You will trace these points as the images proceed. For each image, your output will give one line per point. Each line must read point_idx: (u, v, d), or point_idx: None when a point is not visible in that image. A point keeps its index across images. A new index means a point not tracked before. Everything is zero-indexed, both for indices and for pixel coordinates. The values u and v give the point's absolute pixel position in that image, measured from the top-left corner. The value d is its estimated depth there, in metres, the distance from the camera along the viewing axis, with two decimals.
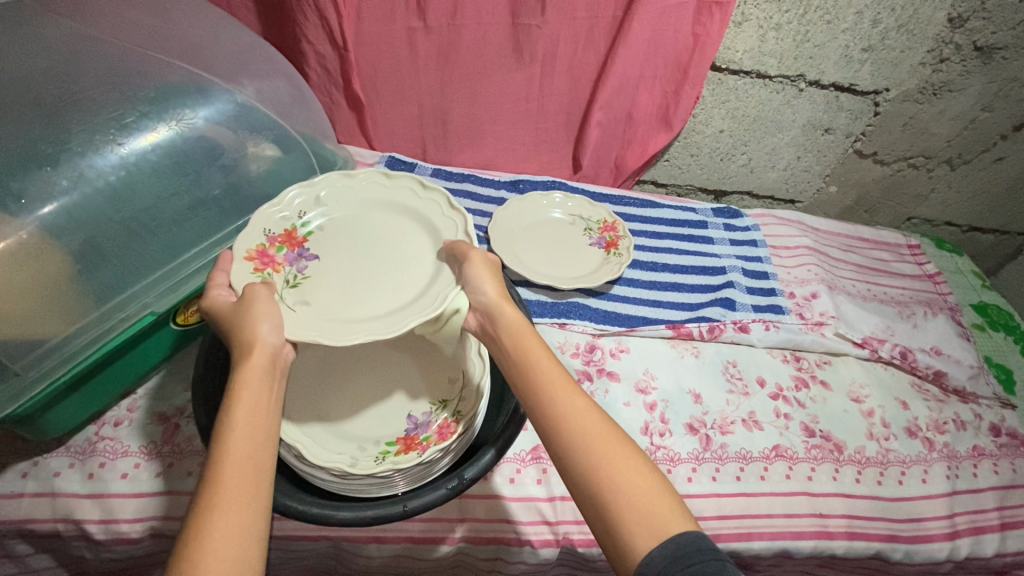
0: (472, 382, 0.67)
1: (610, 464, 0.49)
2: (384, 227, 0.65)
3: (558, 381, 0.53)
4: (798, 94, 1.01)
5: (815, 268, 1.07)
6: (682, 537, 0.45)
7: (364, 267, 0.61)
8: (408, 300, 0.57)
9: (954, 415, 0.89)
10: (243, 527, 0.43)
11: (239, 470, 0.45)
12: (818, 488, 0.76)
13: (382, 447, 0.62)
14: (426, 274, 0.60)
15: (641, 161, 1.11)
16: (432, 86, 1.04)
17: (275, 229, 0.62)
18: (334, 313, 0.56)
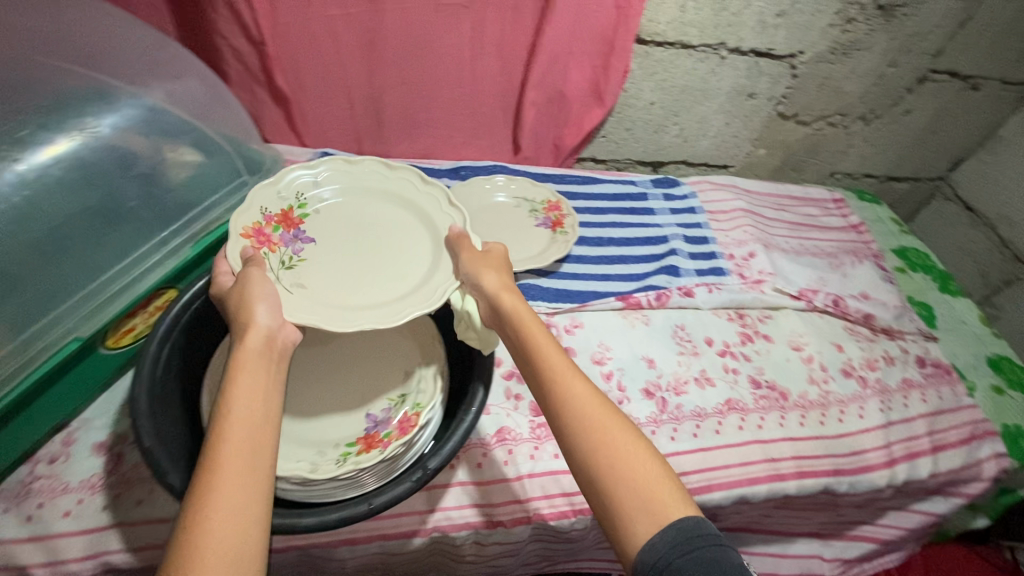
0: (430, 374, 0.66)
1: (610, 448, 0.50)
2: (382, 215, 0.72)
3: (561, 369, 0.54)
4: (721, 62, 1.04)
5: (750, 229, 1.12)
6: (684, 522, 0.46)
7: (359, 254, 0.68)
8: (402, 291, 0.64)
9: (883, 353, 0.96)
10: (243, 501, 0.43)
11: (239, 445, 0.45)
12: (767, 435, 0.81)
13: (343, 449, 0.61)
14: (419, 268, 0.67)
15: (579, 138, 1.13)
16: (360, 77, 1.01)
17: (271, 208, 0.67)
18: (330, 298, 0.63)
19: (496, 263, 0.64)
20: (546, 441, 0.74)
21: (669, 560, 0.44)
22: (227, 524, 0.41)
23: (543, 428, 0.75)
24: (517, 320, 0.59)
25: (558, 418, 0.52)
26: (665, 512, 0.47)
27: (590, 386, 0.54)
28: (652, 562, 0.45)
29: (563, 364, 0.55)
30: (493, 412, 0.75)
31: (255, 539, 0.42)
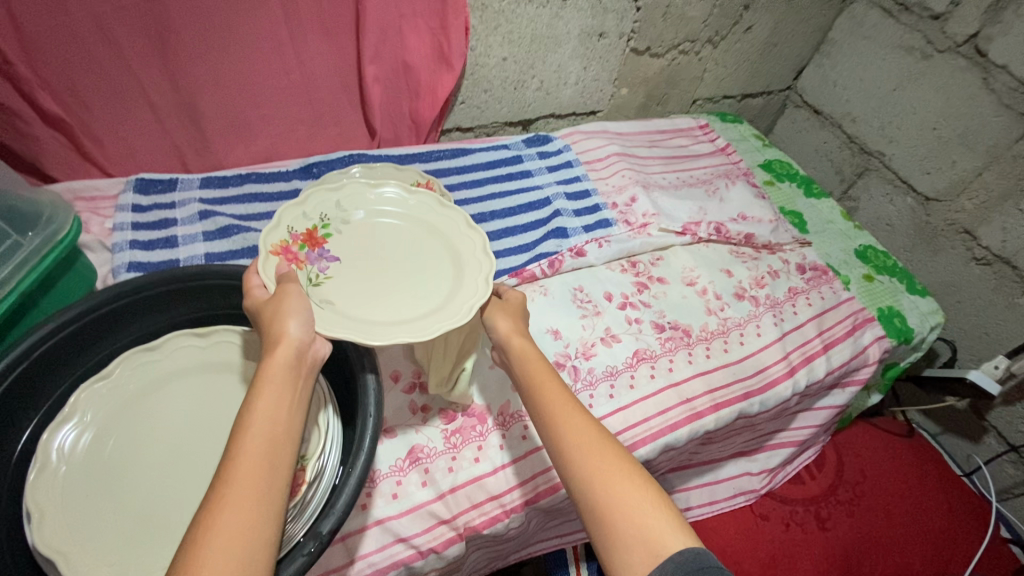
0: (313, 419, 0.59)
1: (609, 478, 0.51)
2: (402, 233, 0.71)
3: (560, 404, 0.56)
4: (563, 4, 0.99)
5: (628, 173, 1.11)
6: (680, 555, 0.46)
7: (380, 270, 0.67)
8: (430, 308, 0.63)
9: (768, 268, 1.00)
10: (245, 543, 0.39)
11: (251, 473, 0.42)
12: (679, 377, 0.81)
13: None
14: (445, 283, 0.66)
15: (436, 109, 1.02)
16: (158, 82, 0.84)
17: (297, 228, 0.66)
18: (358, 315, 0.61)
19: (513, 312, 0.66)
20: (463, 447, 0.69)
21: None
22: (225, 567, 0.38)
23: (457, 435, 0.69)
24: (525, 361, 0.61)
25: (558, 452, 0.53)
26: (662, 545, 0.47)
27: (591, 421, 0.55)
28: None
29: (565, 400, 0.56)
30: (400, 434, 0.68)
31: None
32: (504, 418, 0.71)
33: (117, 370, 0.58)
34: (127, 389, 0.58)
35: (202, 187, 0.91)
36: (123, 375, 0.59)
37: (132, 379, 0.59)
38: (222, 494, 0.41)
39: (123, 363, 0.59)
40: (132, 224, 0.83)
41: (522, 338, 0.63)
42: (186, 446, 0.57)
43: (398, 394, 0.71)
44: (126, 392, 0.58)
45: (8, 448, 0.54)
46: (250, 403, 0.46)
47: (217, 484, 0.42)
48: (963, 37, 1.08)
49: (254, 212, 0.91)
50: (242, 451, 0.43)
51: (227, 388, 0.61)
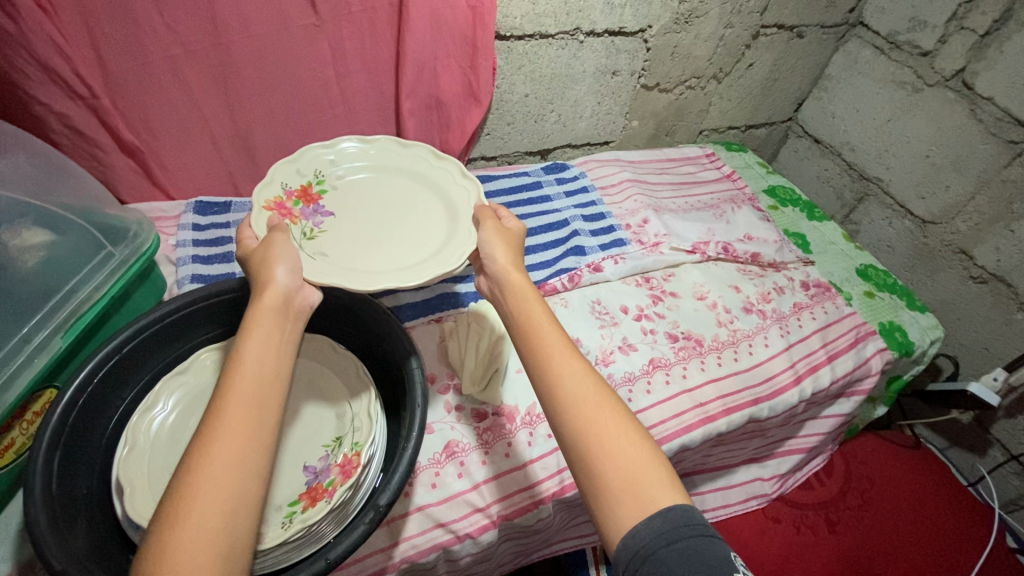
0: (363, 411, 0.66)
1: (600, 427, 0.55)
2: (392, 190, 0.89)
3: (556, 350, 0.60)
4: (580, 46, 1.09)
5: (639, 197, 1.19)
6: (670, 512, 0.52)
7: (371, 221, 0.85)
8: (417, 254, 0.81)
9: (773, 285, 1.07)
10: (244, 459, 0.46)
11: (244, 395, 0.49)
12: (692, 383, 0.87)
13: (287, 510, 0.58)
14: (427, 233, 0.84)
15: (464, 140, 1.12)
16: (220, 115, 0.95)
17: (291, 186, 0.83)
18: (355, 257, 0.79)
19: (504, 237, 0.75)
20: (495, 443, 0.75)
21: (655, 545, 0.50)
22: (228, 477, 0.45)
23: (489, 432, 0.76)
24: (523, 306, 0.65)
25: (553, 397, 0.58)
26: (653, 501, 0.52)
27: (589, 369, 0.60)
28: (635, 545, 0.51)
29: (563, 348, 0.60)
30: (437, 429, 0.75)
31: (248, 496, 0.45)
32: (530, 417, 0.78)
33: (191, 366, 0.67)
34: (198, 384, 0.66)
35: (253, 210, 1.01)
36: (197, 371, 0.67)
37: (204, 375, 0.67)
38: (221, 419, 0.47)
39: (196, 361, 0.67)
40: (193, 242, 0.92)
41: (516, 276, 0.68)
42: None
43: (434, 393, 0.78)
44: (198, 387, 0.66)
45: (98, 432, 0.61)
46: (241, 344, 0.53)
47: (215, 411, 0.48)
48: (951, 72, 1.16)
49: None
50: (237, 379, 0.50)
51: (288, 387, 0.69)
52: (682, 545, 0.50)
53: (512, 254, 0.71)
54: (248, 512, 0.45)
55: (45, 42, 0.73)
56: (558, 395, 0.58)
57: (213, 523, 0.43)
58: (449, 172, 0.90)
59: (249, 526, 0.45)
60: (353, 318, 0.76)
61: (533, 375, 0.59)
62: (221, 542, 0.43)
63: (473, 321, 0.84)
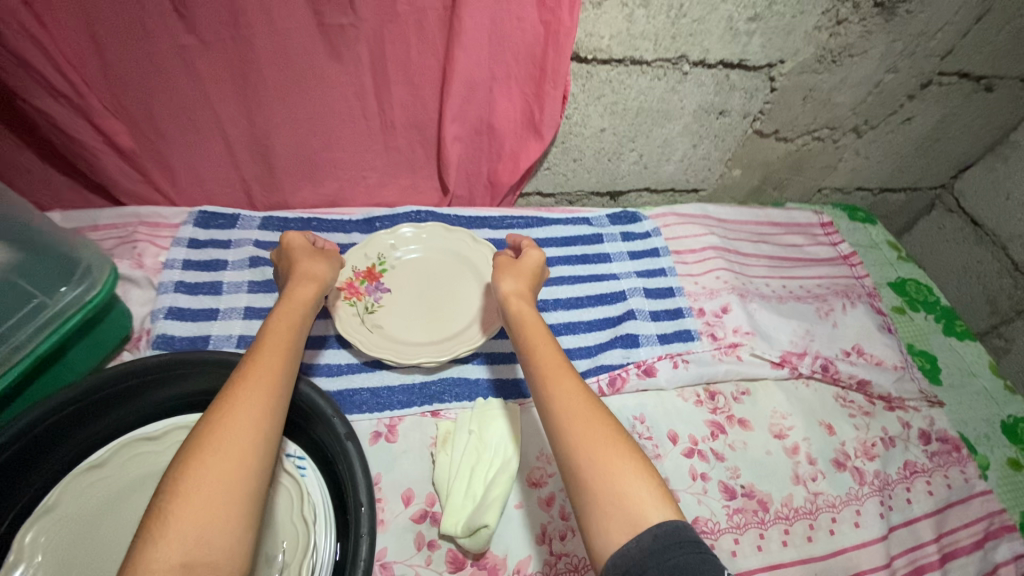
0: (296, 565, 0.52)
1: (585, 436, 0.52)
2: (443, 266, 0.85)
3: (550, 365, 0.59)
4: (683, 78, 0.85)
5: (724, 274, 0.95)
6: (661, 528, 0.45)
7: (422, 298, 0.81)
8: (457, 329, 0.77)
9: (881, 431, 0.81)
10: (266, 412, 0.48)
11: (273, 358, 0.53)
12: (742, 565, 0.67)
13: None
14: (469, 309, 0.80)
15: (516, 175, 0.92)
16: (235, 118, 0.81)
17: (360, 266, 0.82)
18: (400, 337, 0.76)
19: (526, 286, 0.71)
20: None
21: (644, 565, 0.43)
22: (246, 427, 0.46)
23: None
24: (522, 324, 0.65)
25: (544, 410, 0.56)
26: (643, 514, 0.47)
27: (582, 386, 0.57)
28: (627, 567, 0.44)
29: (554, 363, 0.59)
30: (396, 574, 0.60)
31: (264, 449, 0.46)
32: None
33: (110, 459, 0.55)
34: (112, 486, 0.55)
35: (262, 227, 0.88)
36: (115, 467, 0.55)
37: (124, 473, 0.55)
38: (245, 375, 0.50)
39: (115, 454, 0.56)
40: (183, 263, 0.80)
41: (520, 301, 0.68)
42: None
43: (405, 520, 0.63)
44: (109, 490, 0.54)
45: None
46: (268, 322, 0.58)
47: (239, 370, 0.51)
48: None
49: None
50: (267, 345, 0.54)
51: None
52: (670, 565, 0.43)
53: (522, 278, 0.71)
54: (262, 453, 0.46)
55: (18, 34, 0.62)
56: (546, 407, 0.56)
57: (233, 466, 0.44)
58: (492, 248, 0.87)
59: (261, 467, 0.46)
60: (310, 424, 0.59)
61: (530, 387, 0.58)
62: (237, 489, 0.43)
63: (475, 431, 0.68)
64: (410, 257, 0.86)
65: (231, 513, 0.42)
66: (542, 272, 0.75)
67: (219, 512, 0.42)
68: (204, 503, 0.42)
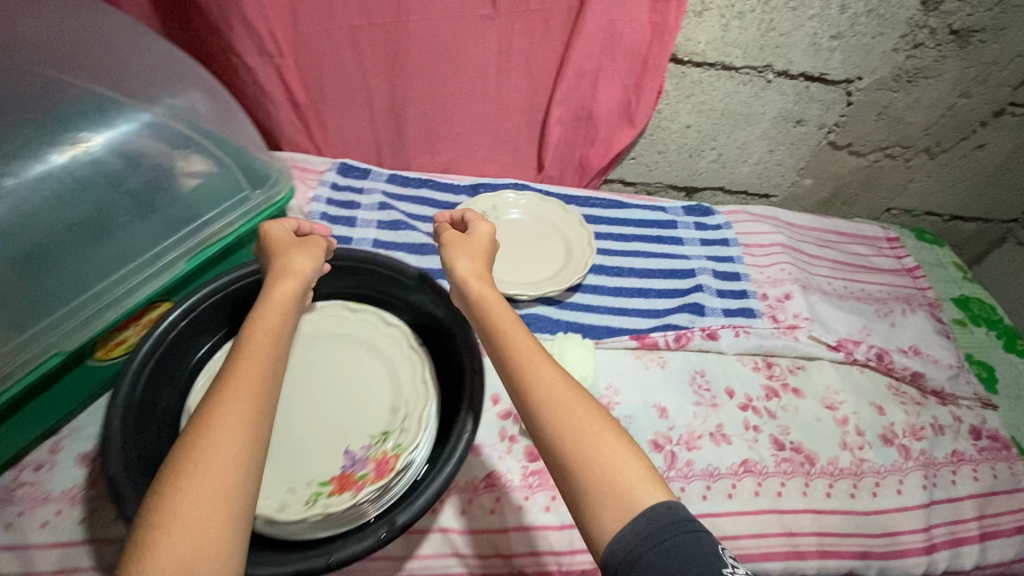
0: (416, 413, 0.64)
1: (579, 430, 0.51)
2: (536, 226, 0.98)
3: (529, 352, 0.56)
4: (766, 86, 0.97)
5: (788, 267, 1.03)
6: (654, 511, 0.47)
7: (516, 248, 0.94)
8: (546, 276, 0.90)
9: (932, 419, 0.86)
10: (246, 429, 0.45)
11: (254, 365, 0.49)
12: (786, 505, 0.73)
13: (315, 488, 0.58)
14: (556, 262, 0.93)
15: (606, 160, 1.05)
16: (381, 87, 0.98)
17: None
18: (497, 276, 0.90)
19: (483, 263, 0.67)
20: (538, 491, 0.69)
21: (638, 551, 0.45)
22: (228, 441, 0.44)
23: (536, 476, 0.70)
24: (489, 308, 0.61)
25: (530, 404, 0.53)
26: (637, 499, 0.48)
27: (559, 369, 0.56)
28: (622, 551, 0.46)
29: (529, 345, 0.56)
30: (485, 454, 0.71)
31: (248, 466, 0.44)
32: None
33: None
34: None
35: (388, 181, 1.04)
36: None
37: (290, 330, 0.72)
38: (223, 387, 0.47)
39: None
40: (327, 200, 0.97)
41: (481, 282, 0.63)
42: (306, 401, 0.66)
43: (492, 415, 0.75)
44: None
45: (182, 363, 0.66)
46: (253, 321, 0.54)
47: (217, 383, 0.48)
48: None
49: (420, 213, 1.01)
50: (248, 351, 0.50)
51: (348, 362, 0.70)
52: (666, 545, 0.45)
53: (476, 254, 0.66)
54: (250, 471, 0.44)
55: None
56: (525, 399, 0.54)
57: (215, 489, 0.42)
58: (580, 217, 0.99)
59: (249, 485, 0.43)
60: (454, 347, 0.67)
61: (510, 381, 0.55)
62: (219, 516, 0.41)
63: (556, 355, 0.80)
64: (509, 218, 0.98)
65: (218, 539, 0.40)
66: (494, 242, 0.71)
67: (206, 537, 0.40)
68: (188, 531, 0.39)
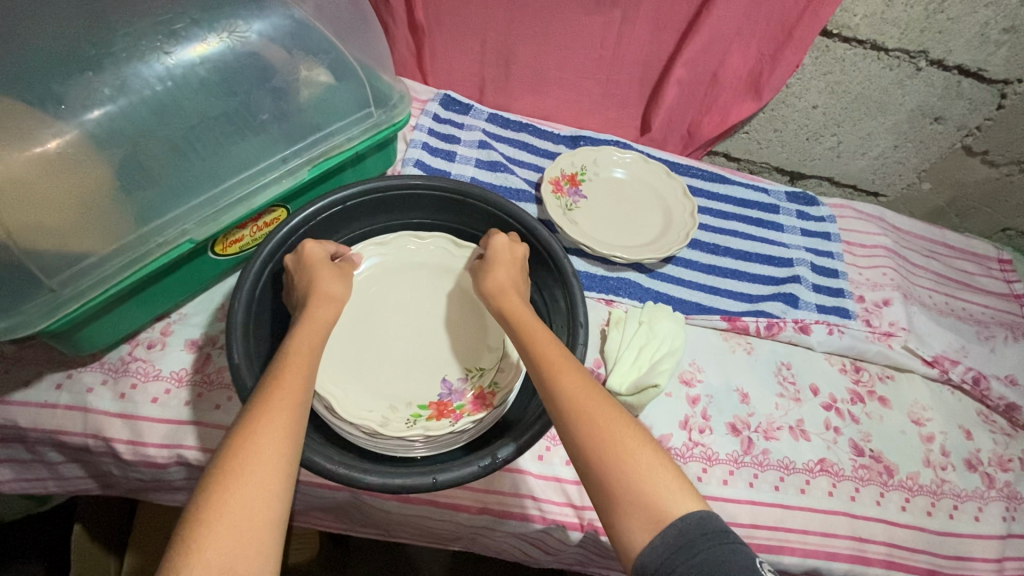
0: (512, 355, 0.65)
1: (608, 434, 0.49)
2: (635, 190, 0.94)
3: (556, 356, 0.55)
4: (914, 74, 0.89)
5: (891, 272, 0.97)
6: (686, 522, 0.45)
7: (613, 210, 0.91)
8: (641, 243, 0.87)
9: (1020, 453, 0.82)
10: (289, 433, 0.46)
11: (296, 373, 0.50)
12: (859, 510, 0.72)
13: (415, 410, 0.62)
14: (653, 230, 0.89)
15: (718, 131, 1.00)
16: (498, 20, 0.92)
17: (566, 170, 0.93)
18: (593, 234, 0.87)
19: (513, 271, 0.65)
20: None
21: (669, 566, 0.44)
22: (273, 445, 0.44)
23: None
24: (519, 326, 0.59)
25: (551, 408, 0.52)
26: (665, 510, 0.46)
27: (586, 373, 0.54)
28: (653, 565, 0.44)
29: (556, 353, 0.54)
30: None
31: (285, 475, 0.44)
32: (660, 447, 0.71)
33: (390, 242, 0.72)
34: (387, 262, 0.71)
35: (488, 121, 1.01)
36: (391, 248, 0.72)
37: (395, 256, 0.72)
38: (268, 394, 0.47)
39: (393, 239, 0.72)
40: (429, 130, 0.95)
41: (512, 299, 0.62)
42: (407, 329, 0.68)
43: None
44: (385, 265, 0.71)
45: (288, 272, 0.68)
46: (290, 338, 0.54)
47: (262, 391, 0.48)
48: None
49: (519, 157, 0.98)
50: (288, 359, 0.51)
51: (448, 295, 0.70)
52: (699, 560, 0.43)
53: (508, 263, 0.65)
54: (291, 474, 0.44)
55: None
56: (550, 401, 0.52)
57: (257, 494, 0.42)
58: (684, 186, 0.95)
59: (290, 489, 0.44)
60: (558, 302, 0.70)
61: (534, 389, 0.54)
62: (264, 516, 0.41)
63: (645, 322, 0.78)
64: (610, 174, 0.95)
65: (259, 539, 0.40)
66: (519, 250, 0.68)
67: (246, 541, 0.40)
68: (232, 531, 0.39)
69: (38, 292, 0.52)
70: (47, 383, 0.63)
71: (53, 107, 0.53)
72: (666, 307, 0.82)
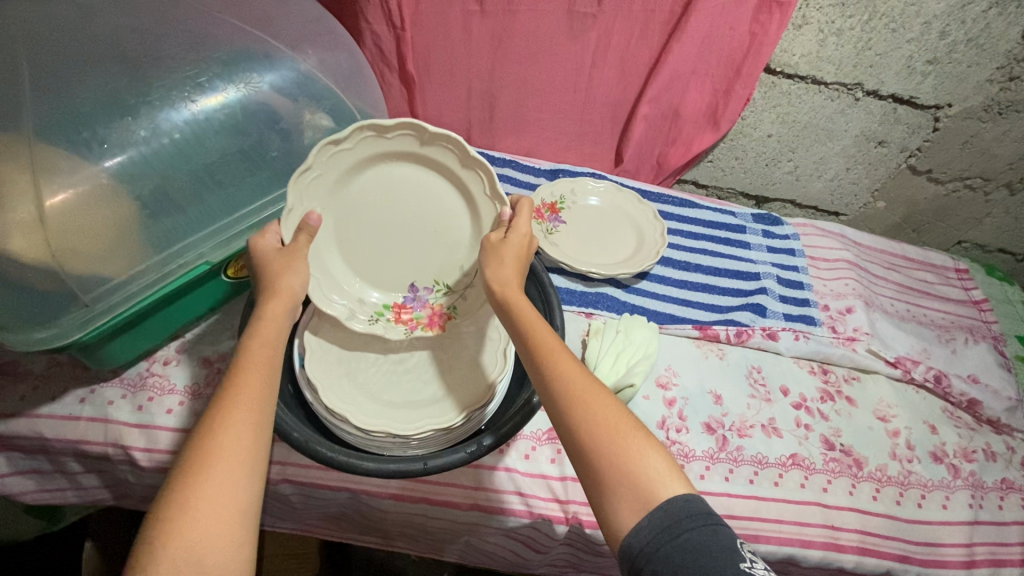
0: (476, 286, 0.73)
1: (600, 425, 0.54)
2: (609, 214, 1.03)
3: (551, 345, 0.59)
4: (853, 103, 0.99)
5: (853, 283, 1.05)
6: (671, 503, 0.50)
7: (589, 232, 0.99)
8: (615, 262, 0.95)
9: (985, 445, 0.87)
10: (249, 429, 0.50)
11: (255, 370, 0.54)
12: (831, 500, 0.76)
13: (379, 309, 0.72)
14: (626, 250, 0.98)
15: (684, 160, 1.10)
16: (480, 70, 1.03)
17: (546, 199, 1.01)
18: (571, 254, 0.95)
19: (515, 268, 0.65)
20: None
21: (656, 544, 0.49)
22: (234, 441, 0.49)
23: None
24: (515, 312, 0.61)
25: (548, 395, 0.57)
26: (651, 493, 0.51)
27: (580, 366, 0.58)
28: (641, 545, 0.49)
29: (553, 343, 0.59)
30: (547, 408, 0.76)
31: (251, 472, 0.49)
32: None
33: (393, 129, 0.66)
34: (384, 147, 0.68)
35: None
36: (392, 136, 0.67)
37: (393, 147, 0.68)
38: (230, 397, 0.51)
39: (399, 126, 0.66)
40: None
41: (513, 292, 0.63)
42: (389, 222, 0.71)
43: None
44: (381, 148, 0.68)
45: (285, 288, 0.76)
46: (248, 342, 0.56)
47: (224, 396, 0.52)
48: None
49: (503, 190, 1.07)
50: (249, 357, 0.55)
51: (439, 200, 0.72)
52: (681, 539, 0.48)
53: (514, 261, 0.65)
54: (254, 465, 0.49)
55: None
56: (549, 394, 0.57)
57: (222, 486, 0.47)
58: (655, 211, 1.03)
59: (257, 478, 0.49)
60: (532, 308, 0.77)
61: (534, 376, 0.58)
62: (230, 506, 0.46)
63: (622, 330, 0.85)
64: (587, 203, 1.04)
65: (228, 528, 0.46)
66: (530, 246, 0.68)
67: (215, 533, 0.45)
68: (200, 520, 0.45)
69: (74, 307, 0.59)
70: (71, 398, 0.69)
71: (96, 147, 0.61)
72: (643, 317, 0.89)
